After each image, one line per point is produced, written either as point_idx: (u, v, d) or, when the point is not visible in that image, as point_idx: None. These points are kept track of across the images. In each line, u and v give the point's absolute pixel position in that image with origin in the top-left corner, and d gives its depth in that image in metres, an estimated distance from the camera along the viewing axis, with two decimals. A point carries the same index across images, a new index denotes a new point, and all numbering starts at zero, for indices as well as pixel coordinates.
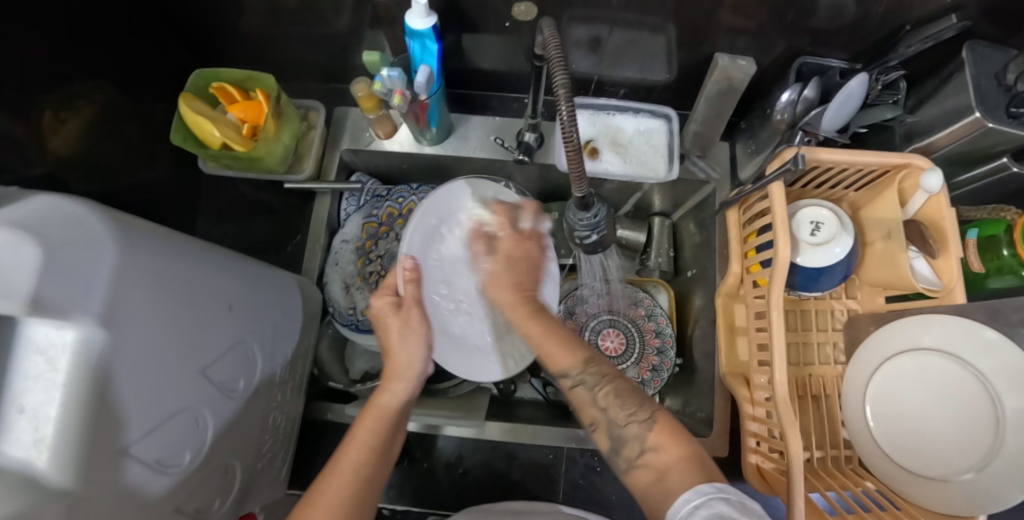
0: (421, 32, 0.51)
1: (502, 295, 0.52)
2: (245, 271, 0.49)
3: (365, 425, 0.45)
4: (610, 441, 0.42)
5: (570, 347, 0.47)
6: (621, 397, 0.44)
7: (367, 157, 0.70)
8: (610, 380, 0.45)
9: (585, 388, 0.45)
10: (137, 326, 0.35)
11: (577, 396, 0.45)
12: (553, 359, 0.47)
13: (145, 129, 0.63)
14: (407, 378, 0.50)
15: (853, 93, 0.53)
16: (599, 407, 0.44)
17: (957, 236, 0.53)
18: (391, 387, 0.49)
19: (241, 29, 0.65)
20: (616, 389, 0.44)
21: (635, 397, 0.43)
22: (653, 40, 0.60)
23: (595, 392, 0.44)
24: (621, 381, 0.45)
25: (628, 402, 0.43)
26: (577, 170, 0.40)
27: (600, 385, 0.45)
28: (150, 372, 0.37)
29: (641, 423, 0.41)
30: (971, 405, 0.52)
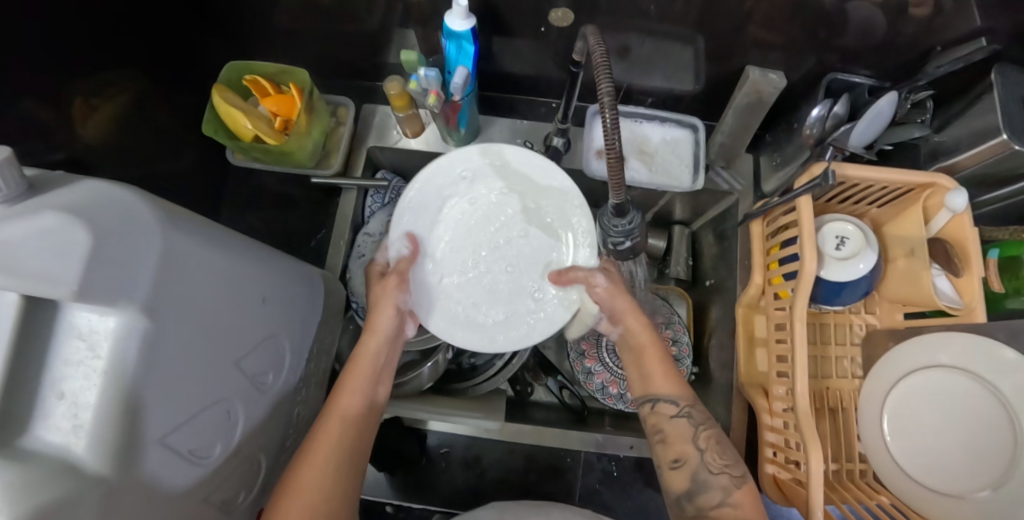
0: (459, 34, 0.51)
1: (636, 324, 0.55)
2: (277, 264, 0.49)
3: (334, 424, 0.46)
4: (689, 483, 0.47)
5: (670, 374, 0.52)
6: (719, 445, 0.48)
7: (393, 155, 0.70)
8: (709, 426, 0.49)
9: (687, 421, 0.49)
10: (177, 315, 0.35)
11: (673, 428, 0.49)
12: (650, 381, 0.52)
13: (174, 120, 0.63)
14: (380, 335, 0.53)
15: (883, 110, 0.53)
16: (694, 447, 0.48)
17: (979, 255, 0.54)
18: (365, 343, 0.53)
19: (273, 23, 0.65)
20: (717, 437, 0.48)
21: (733, 453, 0.48)
22: (683, 51, 0.61)
23: (697, 432, 0.48)
24: (719, 430, 0.49)
25: (727, 453, 0.47)
26: (617, 177, 0.41)
27: (702, 426, 0.49)
28: (185, 362, 0.36)
29: (731, 476, 0.46)
30: (987, 421, 0.52)
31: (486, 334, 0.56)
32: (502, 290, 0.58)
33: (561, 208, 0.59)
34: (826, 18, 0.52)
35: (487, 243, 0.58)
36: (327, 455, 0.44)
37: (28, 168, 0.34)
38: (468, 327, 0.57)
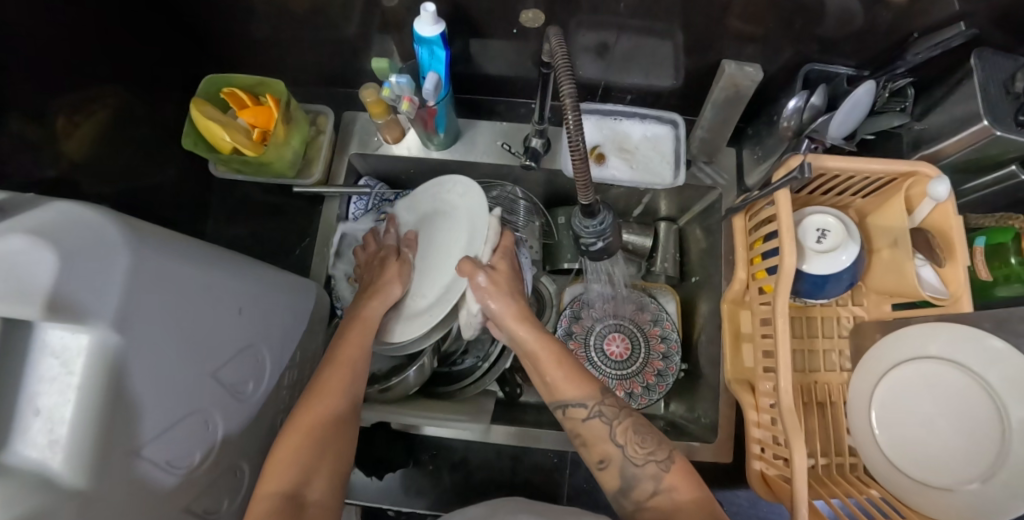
0: (429, 39, 0.51)
1: (528, 334, 0.52)
2: (255, 276, 0.50)
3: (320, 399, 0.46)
4: (620, 481, 0.45)
5: (582, 379, 0.49)
6: (639, 434, 0.46)
7: (375, 161, 0.70)
8: (623, 418, 0.47)
9: (602, 421, 0.47)
10: (150, 327, 0.35)
11: (591, 429, 0.47)
12: (557, 389, 0.49)
13: (157, 134, 0.64)
14: (371, 322, 0.53)
15: (859, 100, 0.53)
16: (615, 444, 0.46)
17: (964, 245, 0.53)
18: (372, 305, 0.55)
19: (253, 34, 0.66)
20: (634, 426, 0.46)
21: (654, 438, 0.45)
22: (660, 46, 0.60)
23: (612, 428, 0.46)
24: (635, 419, 0.47)
25: (647, 442, 0.45)
26: (583, 177, 0.41)
27: (616, 420, 0.47)
28: (162, 374, 0.37)
29: (658, 463, 0.43)
30: (975, 412, 0.51)
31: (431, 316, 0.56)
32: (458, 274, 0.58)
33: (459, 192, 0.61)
34: (801, 8, 0.51)
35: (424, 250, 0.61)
36: (296, 449, 0.42)
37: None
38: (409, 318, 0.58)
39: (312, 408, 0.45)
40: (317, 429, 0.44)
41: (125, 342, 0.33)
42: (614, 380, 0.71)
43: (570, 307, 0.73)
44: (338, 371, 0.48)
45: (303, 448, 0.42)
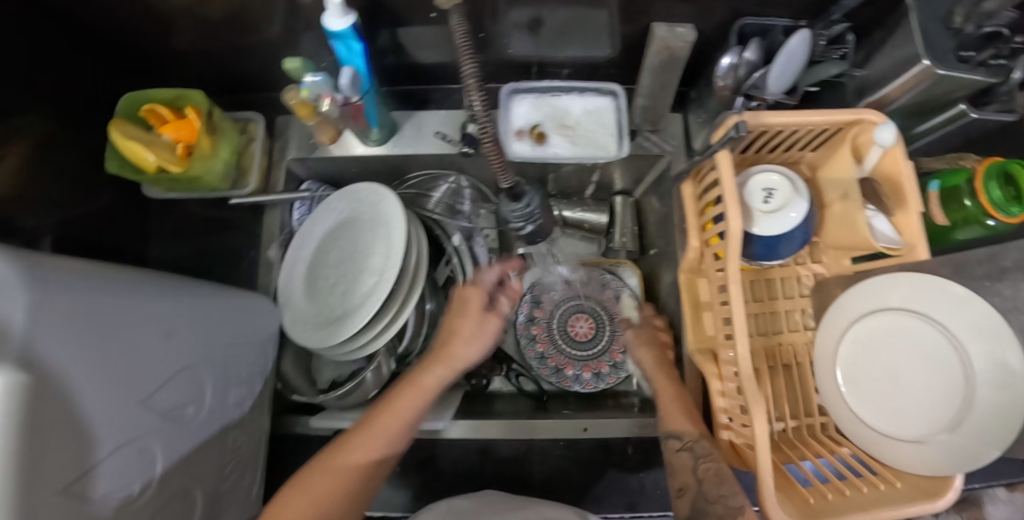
0: (340, 33, 0.49)
1: (645, 357, 0.60)
2: (178, 295, 0.47)
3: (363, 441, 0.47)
4: (694, 510, 0.47)
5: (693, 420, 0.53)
6: (718, 476, 0.47)
7: (315, 165, 0.68)
8: (712, 461, 0.49)
9: (689, 454, 0.50)
10: (69, 361, 0.33)
11: (680, 460, 0.51)
12: (668, 418, 0.53)
13: (86, 159, 0.62)
14: (450, 365, 0.53)
15: (795, 51, 0.51)
16: (694, 477, 0.48)
17: (915, 190, 0.52)
18: (435, 371, 0.53)
19: (172, 44, 0.64)
20: (718, 471, 0.48)
21: (733, 486, 0.46)
22: (592, 15, 0.58)
23: (698, 464, 0.49)
24: (722, 465, 0.48)
25: (728, 483, 0.46)
26: (499, 161, 0.40)
27: (705, 460, 0.49)
28: (90, 409, 0.35)
29: (727, 505, 0.44)
30: (938, 358, 0.51)
31: (367, 301, 0.56)
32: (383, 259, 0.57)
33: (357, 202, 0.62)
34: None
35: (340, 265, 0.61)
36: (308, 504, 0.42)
37: None
38: (347, 317, 0.57)
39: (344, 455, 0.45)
40: (341, 487, 0.44)
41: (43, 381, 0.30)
42: (579, 362, 0.69)
43: (531, 292, 0.73)
44: (384, 422, 0.48)
45: (311, 512, 0.42)
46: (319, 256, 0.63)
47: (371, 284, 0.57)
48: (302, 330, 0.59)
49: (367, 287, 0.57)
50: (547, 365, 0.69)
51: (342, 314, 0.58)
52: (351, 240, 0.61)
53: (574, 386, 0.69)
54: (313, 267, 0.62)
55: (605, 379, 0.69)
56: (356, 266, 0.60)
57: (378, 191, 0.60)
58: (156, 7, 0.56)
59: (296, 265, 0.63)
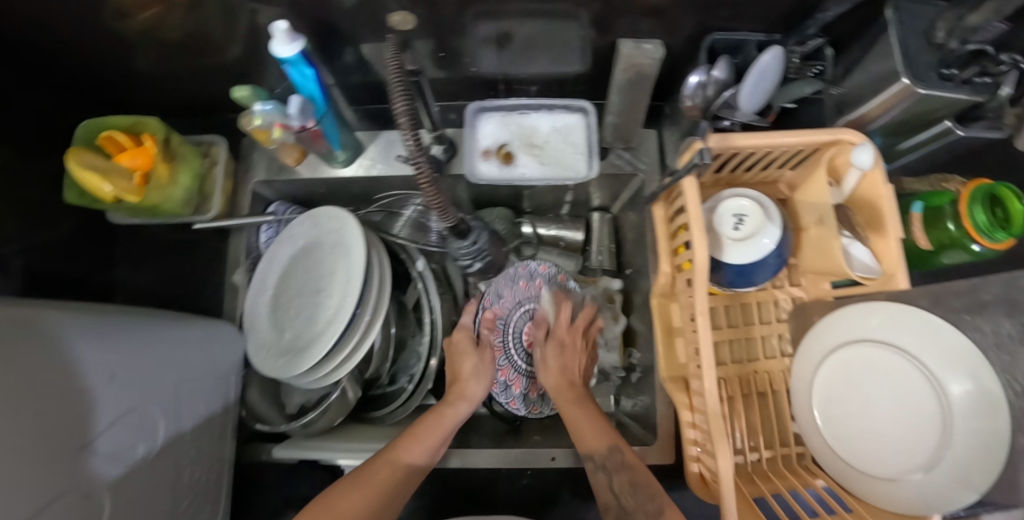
0: (289, 59, 0.48)
1: (551, 382, 0.58)
2: (126, 333, 0.45)
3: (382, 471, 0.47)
4: None
5: (598, 434, 0.51)
6: (633, 485, 0.46)
7: (283, 186, 0.67)
8: (623, 471, 0.47)
9: (604, 475, 0.48)
10: (2, 417, 0.32)
11: (596, 480, 0.49)
12: (581, 440, 0.52)
13: (48, 184, 0.61)
14: (473, 402, 0.56)
15: (765, 69, 0.48)
16: (612, 494, 0.47)
17: (895, 214, 0.49)
18: (458, 406, 0.56)
19: (133, 66, 0.62)
20: (631, 483, 0.46)
21: (647, 492, 0.45)
22: (558, 30, 0.55)
23: (612, 479, 0.47)
24: (634, 471, 0.47)
25: (639, 493, 0.45)
26: (436, 202, 0.38)
27: (616, 474, 0.47)
28: (27, 462, 0.33)
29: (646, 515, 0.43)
30: (916, 393, 0.47)
31: (327, 329, 0.55)
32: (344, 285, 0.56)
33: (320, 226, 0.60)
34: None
35: (303, 289, 0.60)
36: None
37: None
38: (308, 346, 0.56)
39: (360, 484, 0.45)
40: (385, 487, 0.46)
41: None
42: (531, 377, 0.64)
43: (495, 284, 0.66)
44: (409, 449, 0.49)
45: None
46: (284, 278, 0.62)
47: (331, 310, 0.56)
48: (266, 358, 0.58)
49: (328, 315, 0.56)
50: (496, 379, 0.63)
51: (304, 341, 0.57)
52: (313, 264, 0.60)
53: (521, 410, 0.64)
54: (278, 289, 0.61)
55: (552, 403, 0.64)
56: (319, 291, 0.59)
57: (340, 215, 0.59)
58: (112, 31, 0.55)
59: (259, 287, 0.62)
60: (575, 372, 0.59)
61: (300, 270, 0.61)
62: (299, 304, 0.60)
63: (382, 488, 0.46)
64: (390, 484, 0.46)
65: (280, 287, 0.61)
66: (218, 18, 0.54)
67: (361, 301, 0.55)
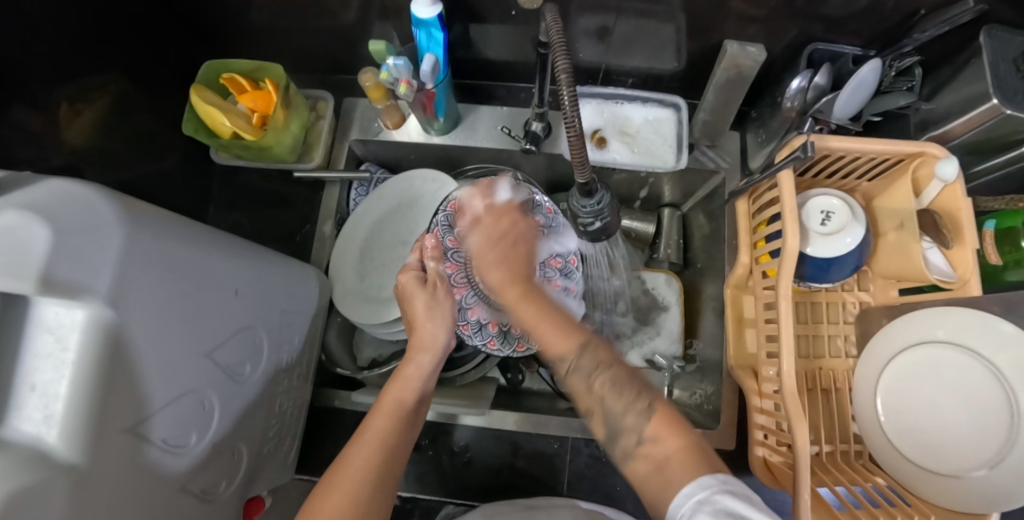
0: (426, 21, 0.51)
1: (495, 277, 0.52)
2: (249, 255, 0.48)
3: (379, 421, 0.45)
4: (606, 429, 0.42)
5: (567, 332, 0.47)
6: (617, 385, 0.43)
7: (377, 148, 0.70)
8: (603, 372, 0.44)
9: (581, 376, 0.44)
10: (147, 316, 0.35)
11: (573, 385, 0.45)
12: (548, 345, 0.47)
13: (158, 121, 0.64)
14: (433, 352, 0.52)
15: (864, 80, 0.52)
16: (595, 399, 0.43)
17: (973, 226, 0.52)
18: (418, 360, 0.51)
19: (251, 20, 0.66)
20: (612, 380, 0.43)
21: (632, 389, 0.42)
22: (661, 28, 0.59)
23: (591, 383, 0.44)
24: (615, 371, 0.44)
25: (624, 392, 0.42)
26: (579, 155, 0.41)
27: (594, 376, 0.44)
28: (161, 353, 0.37)
29: (637, 413, 0.41)
30: (988, 401, 0.50)
31: None
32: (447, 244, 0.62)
33: (421, 189, 0.66)
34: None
35: (393, 245, 0.65)
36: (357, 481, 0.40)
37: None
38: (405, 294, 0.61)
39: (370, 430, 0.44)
40: (385, 437, 0.44)
41: (119, 320, 0.32)
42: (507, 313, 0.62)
43: (444, 217, 0.62)
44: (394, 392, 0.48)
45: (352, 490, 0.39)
46: (370, 232, 0.65)
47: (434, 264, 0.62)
48: (355, 302, 0.62)
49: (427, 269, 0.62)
50: (469, 317, 0.61)
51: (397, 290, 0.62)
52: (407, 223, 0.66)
53: (503, 348, 0.61)
54: (366, 243, 0.65)
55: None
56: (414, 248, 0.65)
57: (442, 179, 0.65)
58: None
59: (345, 237, 0.65)
60: (520, 259, 0.53)
61: (390, 228, 0.66)
62: (387, 258, 0.65)
63: (378, 442, 0.43)
64: (387, 433, 0.44)
65: (368, 241, 0.65)
66: None
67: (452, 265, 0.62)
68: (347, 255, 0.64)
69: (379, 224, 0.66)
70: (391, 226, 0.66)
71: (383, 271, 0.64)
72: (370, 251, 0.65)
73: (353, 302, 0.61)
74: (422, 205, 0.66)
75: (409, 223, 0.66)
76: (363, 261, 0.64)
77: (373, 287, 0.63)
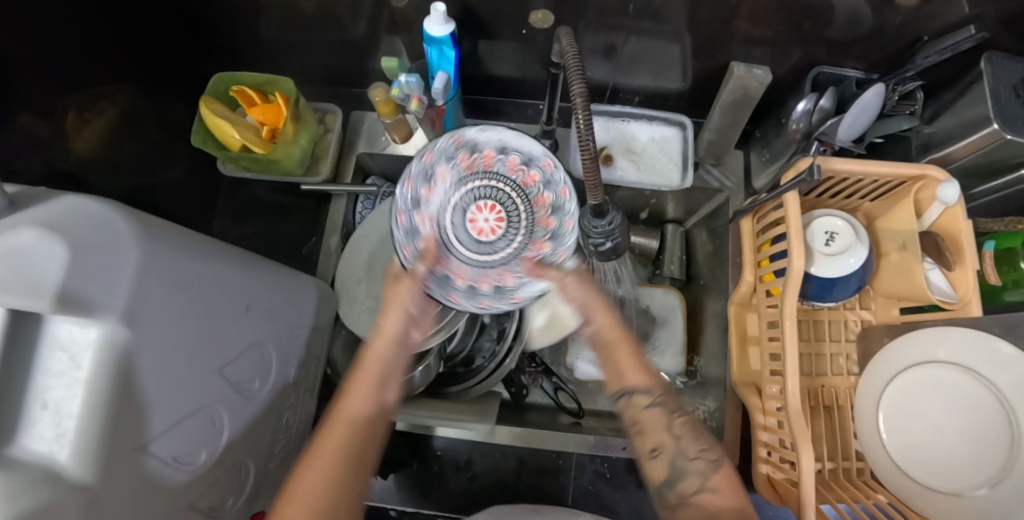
0: (438, 39, 0.52)
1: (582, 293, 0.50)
2: (259, 270, 0.48)
3: (331, 440, 0.41)
4: (667, 471, 0.43)
5: (646, 370, 0.46)
6: (694, 431, 0.45)
7: (383, 162, 0.70)
8: (681, 413, 0.45)
9: (660, 412, 0.45)
10: (163, 331, 0.35)
11: (650, 418, 0.45)
12: (622, 376, 0.46)
13: (165, 131, 0.64)
14: (390, 343, 0.46)
15: (868, 104, 0.53)
16: (670, 434, 0.44)
17: (974, 248, 0.53)
18: (374, 350, 0.46)
19: (262, 31, 0.66)
20: (690, 422, 0.45)
21: (711, 440, 0.44)
22: (668, 48, 0.60)
23: (670, 419, 0.44)
24: (692, 416, 0.45)
25: (702, 439, 0.44)
26: (593, 178, 0.41)
27: (676, 413, 0.45)
28: (171, 370, 0.37)
29: (706, 460, 0.43)
30: (990, 419, 0.51)
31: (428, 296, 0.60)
32: None
33: None
34: (810, 11, 0.51)
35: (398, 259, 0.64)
36: (297, 519, 0.37)
37: (9, 184, 0.34)
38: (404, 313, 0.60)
39: (322, 451, 0.40)
40: (340, 458, 0.40)
41: (133, 337, 0.32)
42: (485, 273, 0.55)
43: (423, 164, 0.55)
44: (351, 403, 0.43)
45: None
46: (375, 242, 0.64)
47: None
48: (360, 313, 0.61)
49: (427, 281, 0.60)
50: (435, 268, 0.53)
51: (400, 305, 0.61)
52: None
53: (496, 305, 0.54)
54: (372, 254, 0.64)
55: (506, 297, 0.54)
56: None
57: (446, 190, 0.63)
58: None
59: (353, 245, 0.64)
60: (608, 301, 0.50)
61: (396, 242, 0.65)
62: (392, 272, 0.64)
63: (326, 464, 0.39)
64: (338, 457, 0.40)
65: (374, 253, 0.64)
66: None
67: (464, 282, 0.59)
68: (352, 264, 0.64)
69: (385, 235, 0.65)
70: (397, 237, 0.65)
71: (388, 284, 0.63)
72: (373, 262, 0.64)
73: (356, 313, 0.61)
74: None
75: None
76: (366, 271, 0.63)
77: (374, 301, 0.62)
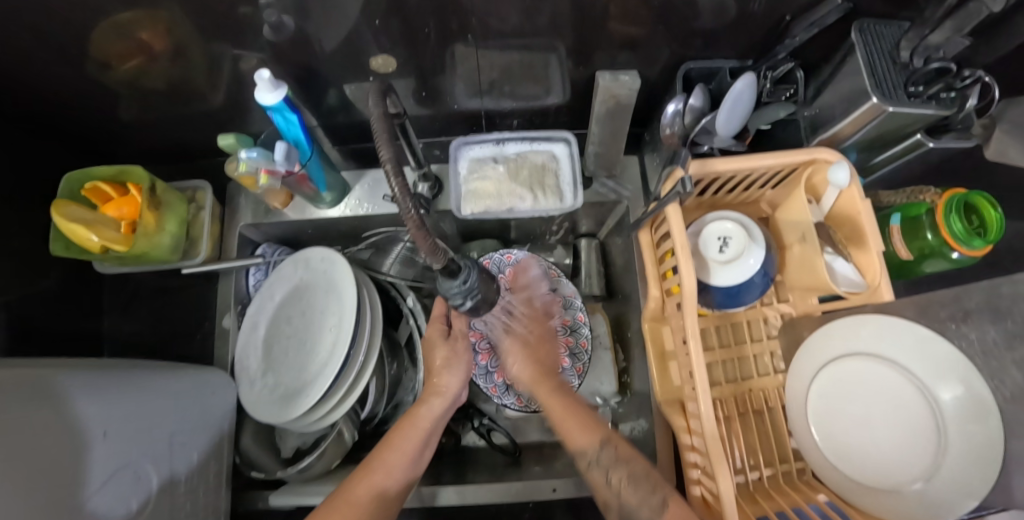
0: (274, 106, 0.48)
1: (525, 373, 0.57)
2: (109, 390, 0.44)
3: (394, 460, 0.50)
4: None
5: (589, 426, 0.51)
6: (633, 479, 0.46)
7: (269, 229, 0.68)
8: (619, 467, 0.47)
9: (600, 470, 0.48)
10: None
11: (592, 478, 0.49)
12: (570, 437, 0.51)
13: (33, 240, 0.60)
14: (446, 397, 0.55)
15: (741, 95, 0.49)
16: (611, 490, 0.47)
17: (876, 230, 0.49)
18: (428, 402, 0.55)
19: (121, 116, 0.63)
20: (630, 476, 0.47)
21: (647, 486, 0.45)
22: (540, 64, 0.57)
23: (609, 476, 0.47)
24: (631, 466, 0.47)
25: (640, 490, 0.45)
26: (431, 250, 0.36)
27: (613, 469, 0.48)
28: None
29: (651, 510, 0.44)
30: (908, 404, 0.48)
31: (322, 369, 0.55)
32: (337, 327, 0.56)
33: (317, 265, 0.60)
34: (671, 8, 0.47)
35: (293, 333, 0.60)
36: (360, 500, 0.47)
37: None
38: (299, 392, 0.56)
39: (382, 458, 0.50)
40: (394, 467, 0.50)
41: None
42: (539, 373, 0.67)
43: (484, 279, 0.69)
44: (408, 435, 0.52)
45: None
46: (268, 319, 0.61)
47: (331, 350, 0.56)
48: (256, 393, 0.57)
49: (325, 352, 0.56)
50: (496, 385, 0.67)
51: (296, 383, 0.57)
52: (303, 310, 0.61)
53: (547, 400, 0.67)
54: (268, 330, 0.61)
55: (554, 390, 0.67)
56: (315, 336, 0.59)
57: (331, 252, 0.59)
58: (100, 82, 0.56)
59: (248, 321, 0.61)
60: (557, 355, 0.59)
61: (290, 315, 0.61)
62: (291, 346, 0.60)
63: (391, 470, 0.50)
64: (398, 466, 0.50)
65: (271, 329, 0.61)
66: (202, 68, 0.55)
67: (355, 343, 0.54)
68: (247, 344, 0.60)
69: (276, 310, 0.62)
70: (291, 309, 0.61)
71: (287, 360, 0.59)
72: (271, 339, 0.61)
73: (252, 390, 0.57)
74: (320, 288, 0.60)
75: (305, 310, 0.60)
76: (264, 350, 0.60)
77: (270, 381, 0.58)
